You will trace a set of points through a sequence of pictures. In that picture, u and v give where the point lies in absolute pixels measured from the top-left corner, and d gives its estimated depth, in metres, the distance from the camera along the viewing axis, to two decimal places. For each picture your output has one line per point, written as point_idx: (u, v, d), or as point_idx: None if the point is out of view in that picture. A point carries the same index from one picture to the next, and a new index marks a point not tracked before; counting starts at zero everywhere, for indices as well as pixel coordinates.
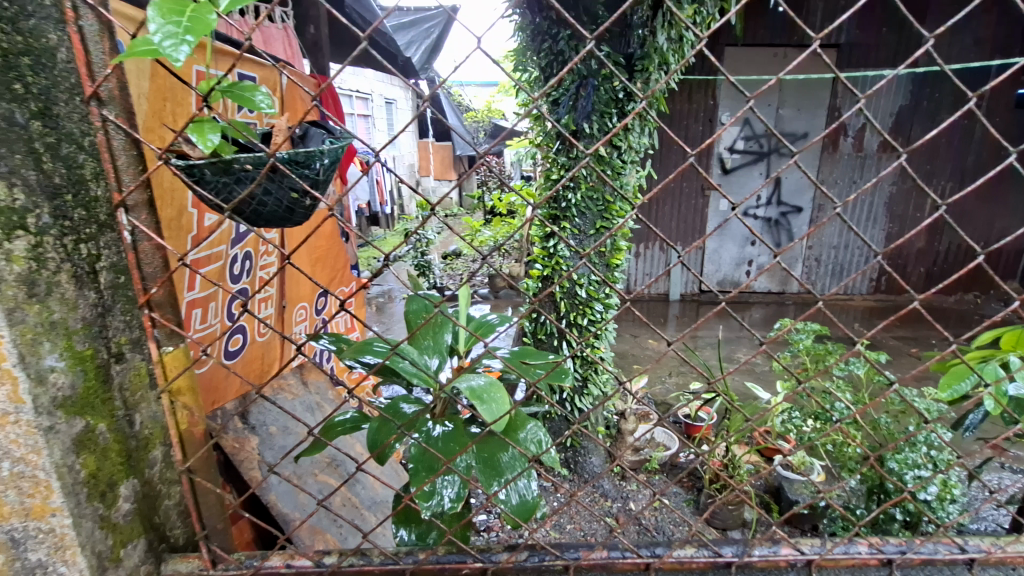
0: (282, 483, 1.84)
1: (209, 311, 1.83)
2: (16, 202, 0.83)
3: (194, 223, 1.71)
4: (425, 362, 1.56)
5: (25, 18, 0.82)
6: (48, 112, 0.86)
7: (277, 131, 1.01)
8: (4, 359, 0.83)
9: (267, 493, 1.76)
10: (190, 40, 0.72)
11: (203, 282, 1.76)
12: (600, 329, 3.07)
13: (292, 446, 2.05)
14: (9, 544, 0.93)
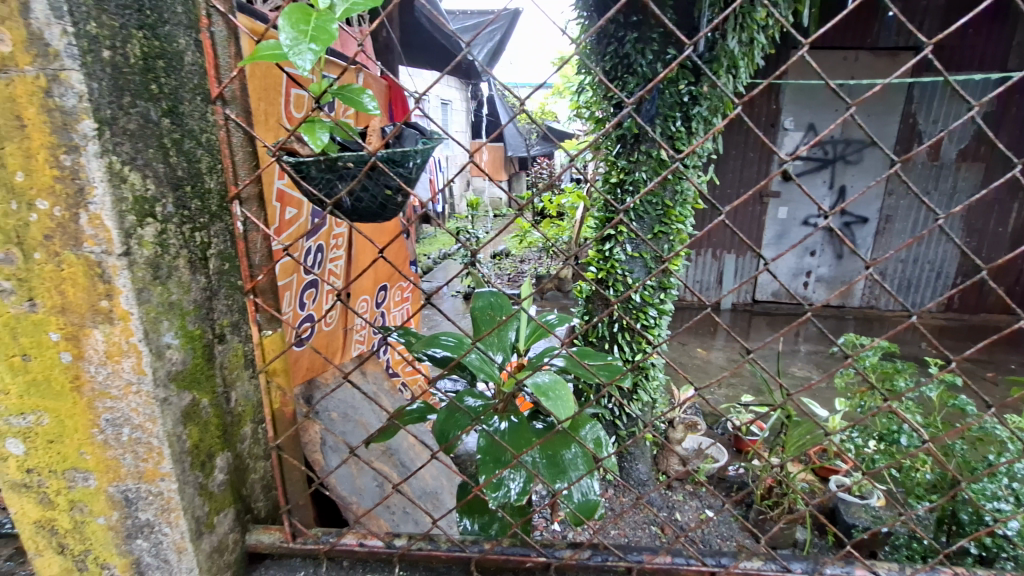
0: (343, 467, 1.92)
1: (284, 300, 1.92)
2: (149, 191, 0.90)
3: (277, 216, 1.79)
4: (490, 357, 1.60)
5: (161, 25, 0.90)
6: (175, 110, 0.94)
7: (372, 131, 1.06)
8: (132, 335, 0.90)
9: (329, 475, 1.84)
10: (314, 47, 0.78)
11: (282, 273, 1.85)
12: (653, 335, 3.04)
13: (352, 432, 2.13)
14: (122, 503, 1.02)
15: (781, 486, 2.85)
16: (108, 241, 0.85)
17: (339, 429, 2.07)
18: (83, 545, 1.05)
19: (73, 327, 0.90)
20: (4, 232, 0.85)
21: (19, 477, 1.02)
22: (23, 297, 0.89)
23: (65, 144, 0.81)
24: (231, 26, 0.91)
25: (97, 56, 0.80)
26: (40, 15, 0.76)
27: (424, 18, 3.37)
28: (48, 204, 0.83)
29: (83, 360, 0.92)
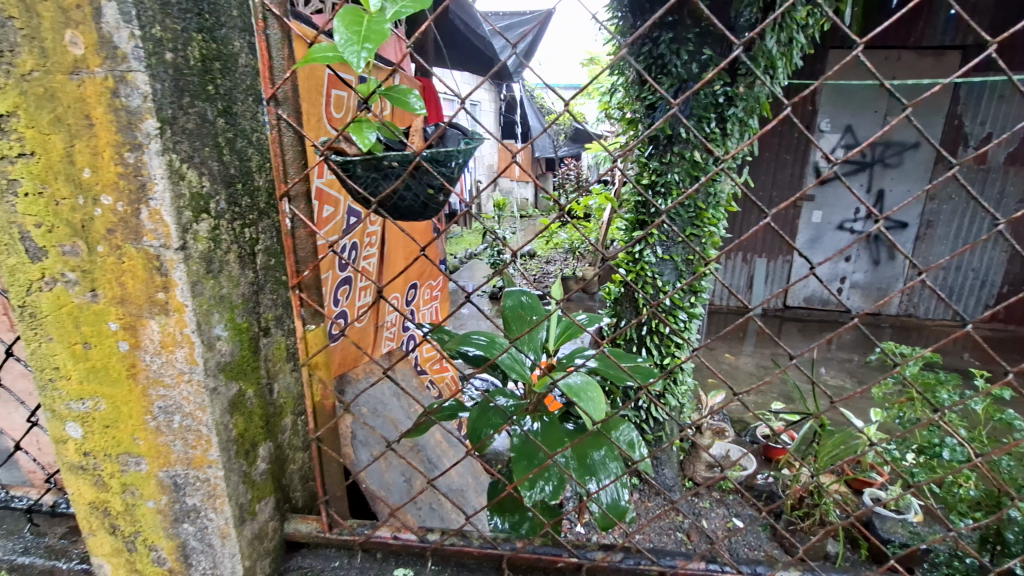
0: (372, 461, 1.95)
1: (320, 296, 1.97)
2: (204, 188, 0.94)
3: (316, 214, 1.84)
4: (520, 357, 1.62)
5: (218, 28, 0.94)
6: (229, 111, 0.98)
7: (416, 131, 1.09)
8: (186, 326, 0.93)
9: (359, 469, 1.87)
10: (367, 47, 0.80)
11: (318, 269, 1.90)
12: (682, 338, 3.00)
13: (381, 428, 2.16)
14: (171, 488, 1.05)
15: (812, 496, 2.78)
16: (166, 236, 0.89)
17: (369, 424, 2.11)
18: (133, 526, 1.10)
19: (131, 318, 0.94)
20: (71, 226, 0.89)
21: (77, 460, 1.07)
22: (85, 288, 0.93)
23: (129, 142, 0.84)
24: (283, 29, 0.93)
25: (161, 58, 0.83)
26: (110, 19, 0.79)
27: (458, 22, 3.43)
28: (112, 199, 0.87)
29: (140, 349, 0.96)
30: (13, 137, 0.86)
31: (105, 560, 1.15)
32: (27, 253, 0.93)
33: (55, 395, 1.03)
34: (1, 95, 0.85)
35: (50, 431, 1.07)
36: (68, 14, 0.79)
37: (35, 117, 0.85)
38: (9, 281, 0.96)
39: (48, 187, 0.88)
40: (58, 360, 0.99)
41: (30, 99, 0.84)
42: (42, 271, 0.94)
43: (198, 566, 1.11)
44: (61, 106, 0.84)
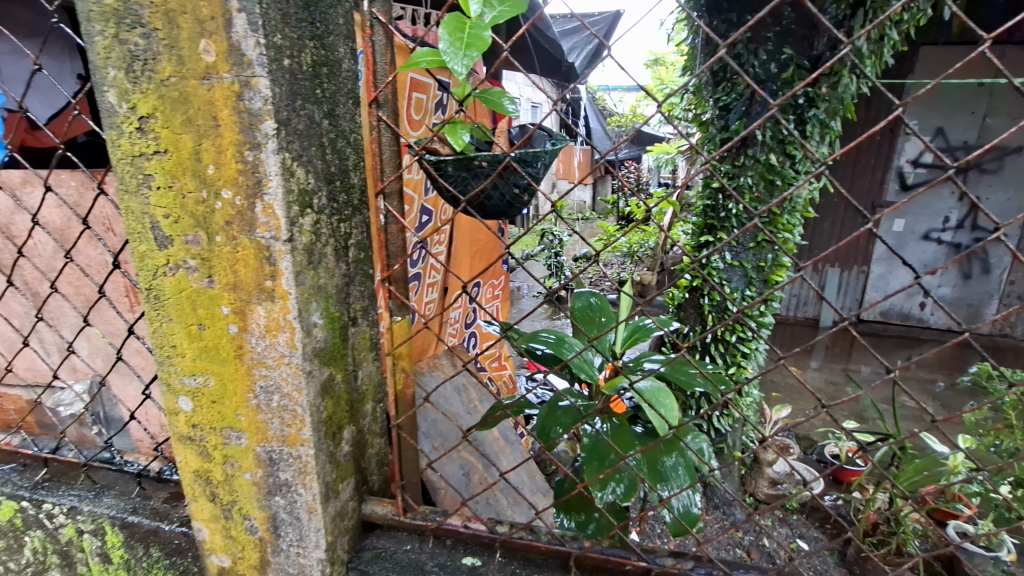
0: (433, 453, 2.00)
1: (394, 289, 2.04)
2: (310, 185, 1.00)
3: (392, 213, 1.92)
4: (588, 358, 1.64)
5: (327, 36, 1.00)
6: (333, 113, 1.05)
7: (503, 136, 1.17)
8: (289, 312, 1.01)
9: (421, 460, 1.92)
10: (470, 54, 0.84)
11: None
12: (749, 348, 2.90)
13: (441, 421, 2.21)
14: (266, 462, 1.13)
15: (888, 523, 2.60)
16: (277, 229, 0.96)
17: (432, 418, 2.17)
18: (231, 496, 1.19)
19: (241, 303, 1.02)
20: (194, 217, 0.98)
21: (186, 431, 1.17)
22: (203, 274, 1.02)
23: (249, 142, 0.92)
24: (387, 35, 0.98)
25: (280, 65, 0.90)
26: (239, 29, 0.86)
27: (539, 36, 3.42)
28: (231, 194, 0.95)
29: (247, 332, 1.04)
30: (151, 136, 0.95)
31: (203, 525, 1.25)
32: (155, 241, 1.02)
33: (170, 370, 1.12)
34: (143, 98, 0.93)
35: (164, 403, 1.17)
36: (203, 25, 0.87)
37: (170, 119, 0.93)
38: (138, 267, 1.07)
39: (177, 182, 0.97)
40: (175, 339, 1.09)
41: (166, 102, 0.92)
42: (167, 258, 1.03)
43: (285, 537, 1.19)
44: (192, 109, 0.92)
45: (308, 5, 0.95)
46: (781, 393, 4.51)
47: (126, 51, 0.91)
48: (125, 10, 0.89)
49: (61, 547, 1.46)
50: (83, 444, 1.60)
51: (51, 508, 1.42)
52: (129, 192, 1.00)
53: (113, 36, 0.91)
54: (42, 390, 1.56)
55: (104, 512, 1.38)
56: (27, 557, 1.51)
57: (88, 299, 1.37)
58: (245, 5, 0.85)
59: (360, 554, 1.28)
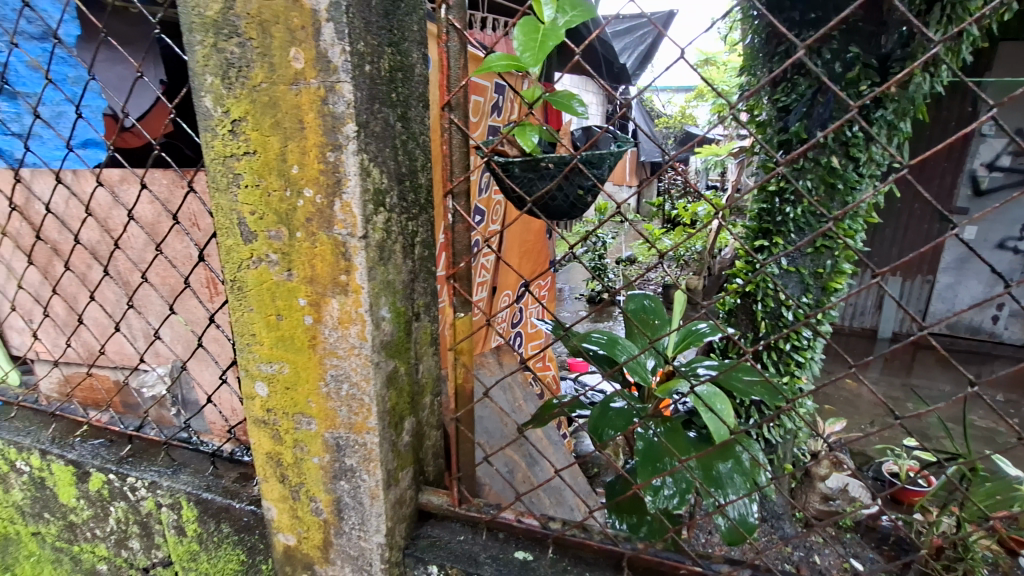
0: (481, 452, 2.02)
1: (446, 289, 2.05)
2: (383, 184, 1.05)
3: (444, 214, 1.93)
4: (642, 361, 1.66)
5: (402, 42, 1.05)
6: (405, 116, 1.09)
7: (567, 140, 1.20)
8: (360, 305, 1.06)
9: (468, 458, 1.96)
10: (545, 57, 0.86)
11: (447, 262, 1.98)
12: (803, 358, 2.79)
13: (487, 420, 2.24)
14: (333, 448, 1.19)
15: (954, 548, 2.46)
16: (353, 225, 1.01)
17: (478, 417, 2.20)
18: (299, 478, 1.26)
19: (317, 295, 1.08)
20: (278, 214, 1.05)
21: (261, 414, 1.24)
22: (283, 268, 1.08)
23: (331, 144, 0.97)
24: (460, 41, 1.01)
25: (362, 71, 0.95)
26: (327, 37, 0.91)
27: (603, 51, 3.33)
28: (313, 192, 1.01)
29: (321, 323, 1.10)
30: (241, 138, 1.02)
31: (273, 504, 1.32)
32: (241, 236, 1.09)
33: (249, 357, 1.20)
34: (236, 102, 1.00)
35: (242, 387, 1.25)
36: (294, 34, 0.92)
37: (260, 122, 0.99)
38: (224, 259, 1.14)
39: (263, 181, 1.03)
40: (255, 328, 1.16)
41: (257, 106, 0.99)
42: (251, 252, 1.10)
43: (348, 520, 1.24)
44: (280, 112, 0.98)
45: (387, 13, 1.00)
46: (834, 406, 4.32)
47: (222, 59, 0.98)
48: (223, 21, 0.95)
49: (142, 519, 1.58)
50: (163, 423, 1.72)
51: (134, 482, 1.53)
52: (220, 190, 1.07)
53: (211, 45, 0.97)
54: (128, 372, 1.68)
55: (181, 488, 1.48)
56: (111, 525, 1.64)
57: (173, 289, 1.48)
58: (334, 15, 0.90)
59: (416, 541, 1.32)
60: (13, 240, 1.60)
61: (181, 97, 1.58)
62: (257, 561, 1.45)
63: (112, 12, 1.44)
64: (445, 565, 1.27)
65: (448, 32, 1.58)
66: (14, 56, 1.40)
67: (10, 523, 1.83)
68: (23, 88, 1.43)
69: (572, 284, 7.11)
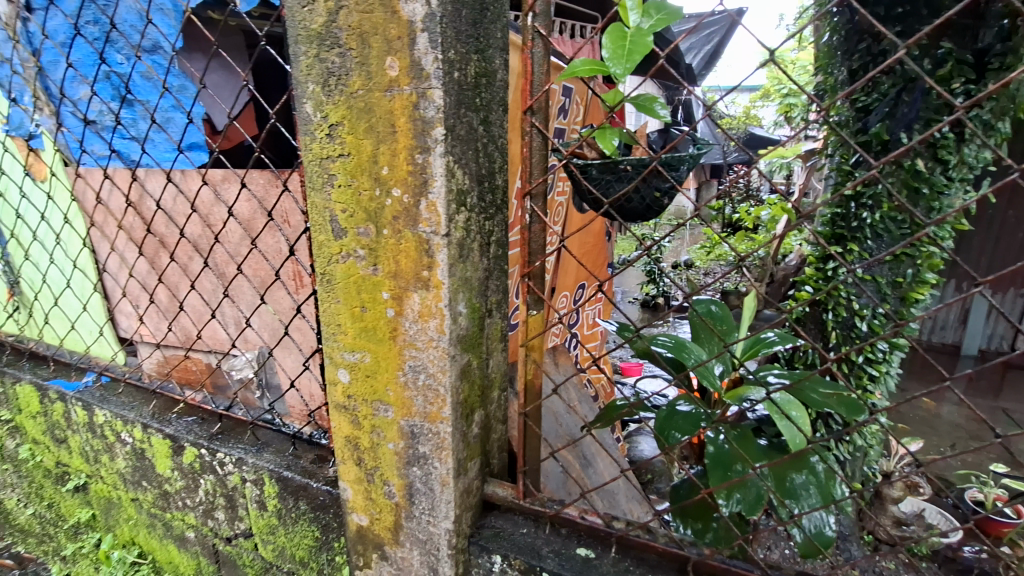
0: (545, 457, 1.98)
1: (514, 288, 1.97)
2: (465, 185, 1.10)
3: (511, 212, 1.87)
4: (709, 367, 1.64)
5: (487, 49, 1.09)
6: (486, 120, 1.14)
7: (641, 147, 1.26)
8: (441, 300, 1.12)
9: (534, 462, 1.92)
10: (633, 61, 0.89)
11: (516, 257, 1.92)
12: (879, 371, 2.61)
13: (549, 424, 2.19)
14: (408, 435, 1.26)
15: None
16: (437, 224, 1.07)
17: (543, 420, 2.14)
18: (374, 462, 1.33)
19: (400, 289, 1.14)
20: (367, 212, 1.12)
21: (342, 400, 1.32)
22: (370, 262, 1.15)
23: (421, 146, 1.03)
24: (545, 47, 1.04)
25: (452, 78, 1.01)
26: (421, 45, 0.97)
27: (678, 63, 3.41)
28: (401, 192, 1.07)
29: (402, 316, 1.16)
30: (338, 142, 1.09)
31: (349, 485, 1.40)
32: (332, 232, 1.17)
33: (334, 345, 1.28)
34: (334, 108, 1.07)
35: (326, 373, 1.34)
36: (391, 44, 0.99)
37: (355, 126, 1.06)
38: (315, 254, 1.23)
39: (355, 181, 1.10)
40: (341, 318, 1.24)
41: (353, 111, 1.06)
42: (340, 247, 1.18)
43: (418, 505, 1.31)
44: (375, 117, 1.04)
45: (475, 22, 1.04)
46: (908, 425, 4.05)
47: (324, 68, 1.06)
48: (326, 33, 1.03)
49: (227, 491, 1.71)
50: (249, 405, 1.85)
51: (223, 457, 1.66)
52: (315, 189, 1.15)
53: (315, 56, 1.05)
54: (221, 356, 1.82)
55: (265, 465, 1.60)
56: (200, 496, 1.79)
57: (263, 280, 1.60)
58: (428, 26, 0.96)
59: (480, 530, 1.37)
60: (127, 233, 1.78)
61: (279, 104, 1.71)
62: (331, 538, 1.55)
63: (225, 32, 1.65)
64: (509, 556, 1.31)
65: (521, 32, 1.63)
66: (133, 67, 1.53)
67: (113, 489, 2.03)
68: (139, 96, 1.56)
69: (626, 288, 7.03)
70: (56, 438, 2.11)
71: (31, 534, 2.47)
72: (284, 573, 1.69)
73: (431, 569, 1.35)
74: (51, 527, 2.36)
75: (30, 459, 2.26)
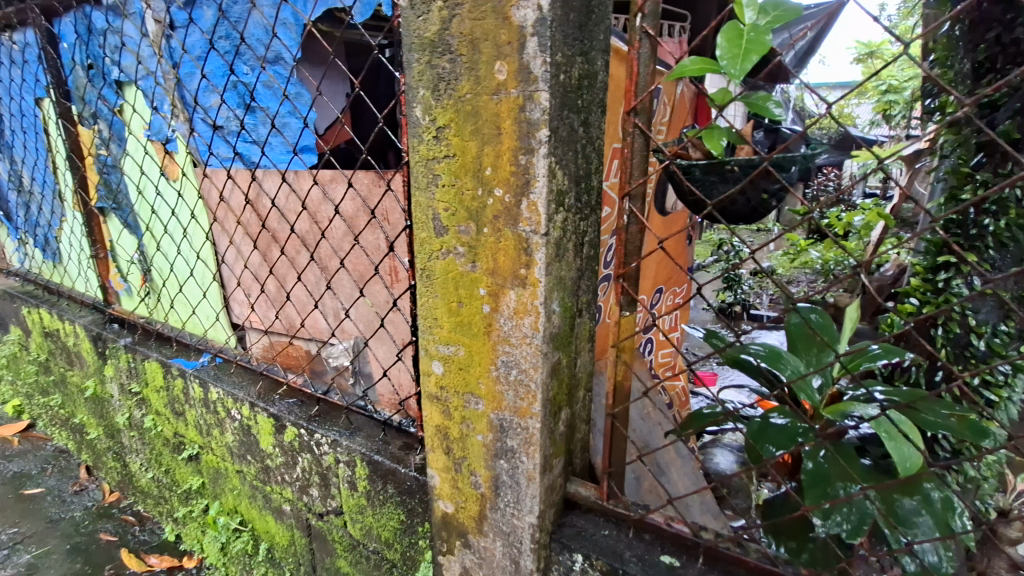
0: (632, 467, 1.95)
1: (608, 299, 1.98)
2: (564, 186, 1.12)
3: (606, 220, 1.87)
4: (807, 380, 1.59)
5: (591, 51, 1.11)
6: (586, 121, 1.15)
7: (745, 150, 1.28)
8: (537, 297, 1.14)
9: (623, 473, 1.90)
10: (752, 57, 0.87)
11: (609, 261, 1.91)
12: (1000, 395, 2.28)
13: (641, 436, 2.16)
14: (498, 428, 1.29)
15: None
16: (537, 224, 1.09)
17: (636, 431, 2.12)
18: (463, 452, 1.38)
19: (497, 287, 1.18)
20: (469, 211, 1.16)
21: (435, 391, 1.38)
22: (468, 260, 1.20)
23: (524, 147, 1.06)
24: (652, 47, 1.03)
25: (558, 80, 1.03)
26: (531, 50, 1.00)
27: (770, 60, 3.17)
28: (502, 192, 1.11)
29: (498, 312, 1.20)
30: (444, 143, 1.15)
31: (436, 473, 1.46)
32: (434, 230, 1.23)
33: (430, 338, 1.34)
34: (442, 112, 1.13)
35: (420, 364, 1.40)
36: (501, 48, 1.03)
37: (461, 129, 1.11)
38: (417, 251, 1.29)
39: (459, 181, 1.15)
40: (438, 313, 1.30)
41: (461, 114, 1.11)
42: (441, 245, 1.23)
43: (504, 497, 1.34)
44: (481, 120, 1.09)
45: (581, 25, 1.06)
46: None
47: (435, 74, 1.11)
48: (438, 41, 1.09)
49: (322, 470, 1.83)
50: (344, 391, 1.97)
51: (319, 438, 1.78)
52: (420, 189, 1.21)
53: (427, 62, 1.11)
54: (320, 344, 1.97)
55: (357, 449, 1.70)
56: (297, 473, 1.92)
57: (362, 275, 1.72)
58: (538, 30, 0.98)
59: (562, 528, 1.38)
60: (244, 228, 1.96)
61: (389, 109, 1.83)
62: (416, 522, 1.62)
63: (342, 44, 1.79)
64: (591, 556, 1.31)
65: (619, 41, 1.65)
66: (258, 77, 1.69)
67: (221, 460, 2.23)
68: (262, 103, 1.72)
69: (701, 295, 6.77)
70: (176, 411, 2.35)
71: (150, 495, 2.77)
72: (370, 552, 1.79)
73: (513, 562, 1.38)
74: (166, 490, 2.63)
75: (153, 428, 2.53)
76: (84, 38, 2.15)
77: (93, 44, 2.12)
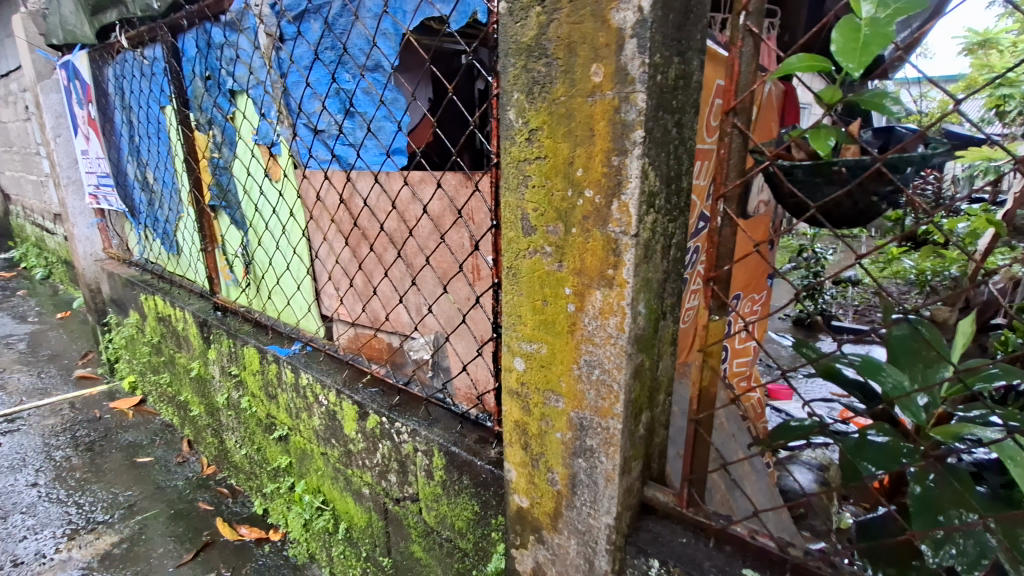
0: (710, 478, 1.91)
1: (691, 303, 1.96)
2: (656, 188, 1.11)
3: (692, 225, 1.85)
4: (912, 398, 1.47)
5: (689, 51, 1.09)
6: (680, 122, 1.14)
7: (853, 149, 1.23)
8: (624, 299, 1.14)
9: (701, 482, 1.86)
10: (872, 51, 0.83)
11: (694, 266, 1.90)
12: None
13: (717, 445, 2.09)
14: (577, 427, 1.31)
15: None
16: (628, 224, 1.09)
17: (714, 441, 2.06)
18: (540, 448, 1.40)
19: (583, 286, 1.20)
20: (558, 212, 1.18)
21: (516, 386, 1.41)
22: (555, 259, 1.22)
23: (618, 149, 1.07)
24: (755, 46, 1.02)
25: (655, 82, 1.03)
26: (629, 52, 1.01)
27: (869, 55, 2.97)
28: (593, 194, 1.12)
29: (583, 312, 1.21)
30: (536, 145, 1.18)
31: (513, 467, 1.49)
32: (522, 230, 1.26)
33: (513, 335, 1.37)
34: (536, 114, 1.16)
35: (502, 360, 1.44)
36: (599, 51, 1.04)
37: (554, 131, 1.14)
38: (505, 250, 1.33)
39: (549, 182, 1.18)
40: (522, 310, 1.33)
41: (554, 117, 1.13)
42: (529, 244, 1.26)
43: (581, 496, 1.35)
44: (575, 122, 1.11)
45: (680, 25, 1.05)
46: None
47: (530, 78, 1.15)
48: (535, 45, 1.12)
49: (401, 458, 1.91)
50: (423, 383, 2.05)
51: (400, 427, 1.87)
52: (510, 189, 1.25)
53: (522, 66, 1.15)
54: (402, 336, 2.07)
55: (435, 439, 1.77)
56: (377, 458, 2.03)
57: (446, 272, 1.80)
58: (638, 32, 0.99)
59: (638, 532, 1.37)
60: (337, 226, 2.10)
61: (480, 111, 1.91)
62: (489, 514, 1.66)
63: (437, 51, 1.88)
64: (668, 563, 1.29)
65: (713, 50, 1.67)
66: (358, 85, 1.79)
67: (308, 442, 2.39)
68: (360, 108, 1.82)
69: None
70: (269, 394, 2.54)
71: (242, 470, 3.01)
72: (443, 539, 1.86)
73: (588, 561, 1.38)
74: (257, 466, 2.85)
75: (248, 408, 2.75)
76: (204, 52, 2.38)
77: (211, 57, 2.34)
